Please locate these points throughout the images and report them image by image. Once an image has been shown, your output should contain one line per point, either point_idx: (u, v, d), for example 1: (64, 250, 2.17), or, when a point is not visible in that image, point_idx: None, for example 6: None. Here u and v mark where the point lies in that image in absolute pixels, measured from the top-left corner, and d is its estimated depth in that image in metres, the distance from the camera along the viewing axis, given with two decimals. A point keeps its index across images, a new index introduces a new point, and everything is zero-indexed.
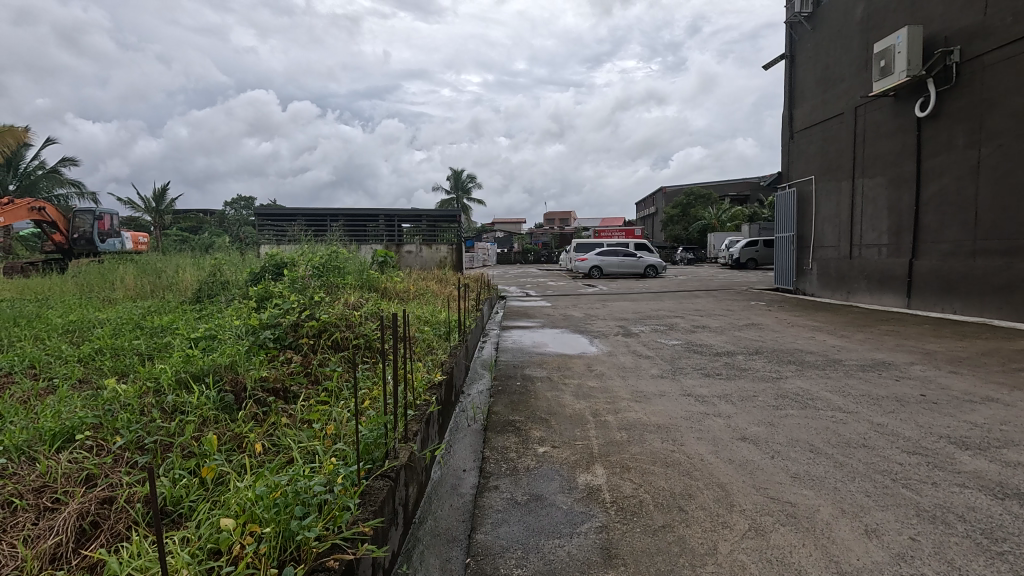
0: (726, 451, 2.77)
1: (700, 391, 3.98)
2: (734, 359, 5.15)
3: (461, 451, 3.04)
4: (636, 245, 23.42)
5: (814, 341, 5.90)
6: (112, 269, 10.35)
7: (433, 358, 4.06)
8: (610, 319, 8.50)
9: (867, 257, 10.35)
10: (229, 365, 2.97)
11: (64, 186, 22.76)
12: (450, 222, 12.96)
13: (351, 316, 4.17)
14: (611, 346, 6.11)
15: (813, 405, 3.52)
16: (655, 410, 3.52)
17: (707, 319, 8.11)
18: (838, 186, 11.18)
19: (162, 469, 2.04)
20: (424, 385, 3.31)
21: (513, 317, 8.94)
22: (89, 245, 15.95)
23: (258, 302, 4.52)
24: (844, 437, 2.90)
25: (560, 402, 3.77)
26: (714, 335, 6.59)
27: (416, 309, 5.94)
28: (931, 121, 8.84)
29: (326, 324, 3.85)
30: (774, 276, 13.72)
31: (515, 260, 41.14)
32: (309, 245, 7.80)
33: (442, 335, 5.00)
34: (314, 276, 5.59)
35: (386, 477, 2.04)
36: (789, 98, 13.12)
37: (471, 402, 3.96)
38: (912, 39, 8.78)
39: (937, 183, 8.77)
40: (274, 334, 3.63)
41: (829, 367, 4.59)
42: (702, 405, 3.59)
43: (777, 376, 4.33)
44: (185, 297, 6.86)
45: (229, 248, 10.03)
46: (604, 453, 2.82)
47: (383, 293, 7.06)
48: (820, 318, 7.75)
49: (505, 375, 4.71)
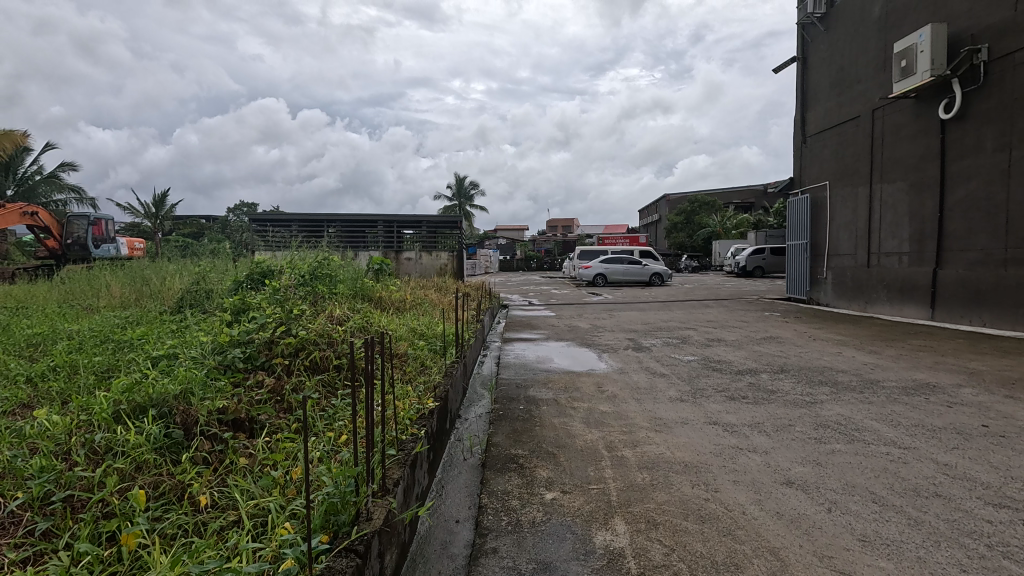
0: (772, 501, 2.30)
1: (728, 418, 3.51)
2: (758, 379, 4.66)
3: (454, 495, 2.59)
4: (641, 253, 22.96)
5: (843, 357, 5.42)
6: (99, 275, 9.94)
7: (425, 380, 3.59)
8: (618, 331, 8.02)
9: (887, 266, 9.88)
10: (183, 394, 2.53)
11: (63, 191, 22.52)
12: (451, 229, 12.56)
13: (332, 332, 3.73)
14: (622, 362, 5.62)
15: (862, 438, 3.04)
16: (679, 443, 3.05)
17: (722, 331, 7.65)
18: (854, 191, 10.73)
19: (65, 540, 1.61)
20: (412, 416, 2.87)
21: (514, 329, 8.48)
22: (83, 251, 15.63)
23: (233, 315, 4.08)
24: (911, 483, 2.43)
25: (569, 432, 3.30)
26: (732, 350, 6.10)
27: (412, 321, 5.49)
28: (957, 123, 8.40)
29: (304, 342, 3.42)
30: (787, 285, 13.20)
31: (517, 267, 40.78)
32: (300, 251, 7.39)
33: (437, 352, 4.55)
34: (298, 286, 5.17)
35: (350, 553, 1.58)
36: (801, 101, 12.72)
37: (468, 430, 3.51)
38: (935, 38, 8.37)
39: (963, 187, 8.32)
40: (244, 352, 3.19)
41: (868, 390, 4.10)
42: (733, 437, 3.13)
43: (813, 401, 3.85)
44: (166, 306, 6.43)
45: (221, 254, 9.61)
46: (625, 503, 2.36)
47: (377, 303, 6.61)
48: (844, 331, 7.26)
49: (507, 397, 4.23)
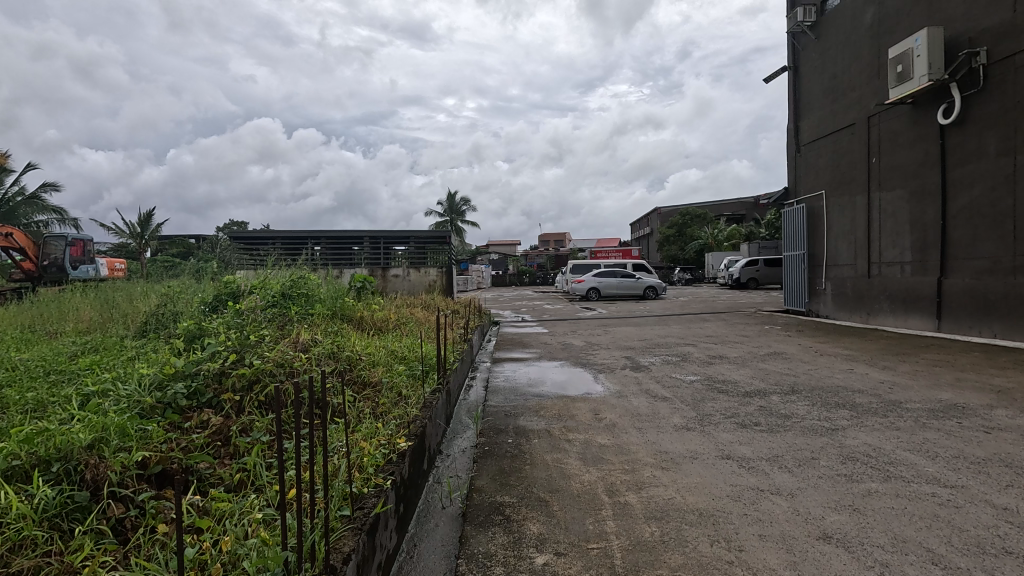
0: (810, 565, 1.89)
1: (741, 451, 3.11)
2: (770, 402, 4.26)
3: (425, 556, 2.17)
4: (634, 266, 22.66)
5: (857, 376, 5.02)
6: (67, 299, 9.44)
7: (400, 415, 3.16)
8: (613, 349, 7.61)
9: (888, 276, 9.59)
10: (95, 445, 2.09)
11: (45, 212, 22.02)
12: (440, 244, 12.18)
13: (294, 359, 3.31)
14: (619, 385, 5.20)
15: (899, 475, 2.65)
16: (690, 484, 2.64)
17: (723, 347, 7.26)
18: (852, 201, 10.48)
19: None
20: (377, 463, 2.44)
21: (505, 348, 8.06)
22: (59, 273, 15.13)
23: (187, 342, 3.67)
24: (973, 537, 2.04)
25: (564, 472, 2.88)
26: (736, 369, 5.70)
27: (392, 343, 5.07)
28: (957, 129, 8.18)
29: (260, 373, 3.00)
30: (785, 296, 12.88)
31: (510, 282, 40.47)
32: (274, 269, 6.95)
33: (417, 378, 4.12)
34: (265, 308, 4.74)
35: None
36: (793, 109, 12.53)
37: (449, 470, 3.08)
38: (932, 42, 8.16)
39: (967, 194, 8.04)
40: (187, 388, 2.79)
41: (893, 413, 3.71)
42: (752, 476, 2.71)
43: (833, 428, 3.46)
44: (128, 331, 5.95)
45: (195, 275, 9.16)
46: (631, 570, 1.94)
47: (358, 324, 6.17)
48: (851, 346, 6.90)
49: (495, 428, 3.81)
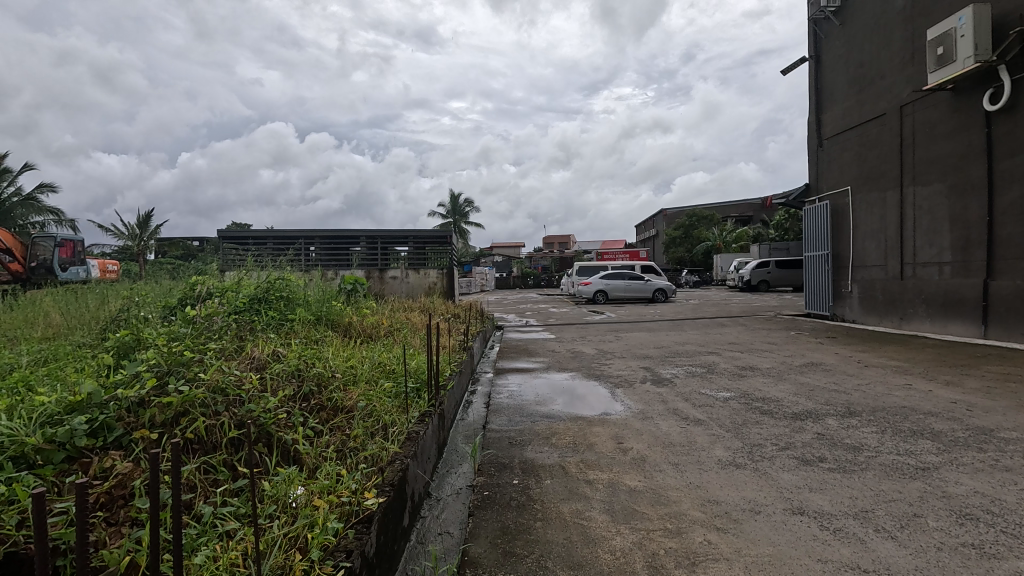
0: None
1: (816, 501, 2.41)
2: (827, 427, 3.54)
3: None
4: (642, 268, 21.92)
5: (919, 394, 4.29)
6: (39, 302, 8.75)
7: (374, 454, 2.45)
8: (629, 358, 6.89)
9: (925, 277, 8.84)
10: None
11: (42, 212, 21.52)
12: (441, 244, 11.52)
13: (241, 382, 2.59)
14: (641, 403, 4.46)
15: None
16: (764, 559, 1.93)
17: (751, 357, 6.53)
18: (882, 197, 9.75)
19: None
20: (329, 540, 1.74)
21: (509, 356, 7.36)
22: (49, 275, 14.49)
23: (117, 355, 3.00)
24: None
25: (586, 534, 2.18)
26: (773, 384, 4.97)
27: (379, 353, 4.39)
28: (1005, 116, 7.46)
29: (190, 404, 2.29)
30: (807, 300, 12.13)
31: (514, 285, 39.47)
32: (252, 270, 6.23)
33: (403, 399, 3.42)
34: (226, 313, 4.07)
35: None
36: (814, 101, 11.81)
37: (436, 526, 2.38)
38: (978, 20, 7.44)
39: (1018, 187, 7.29)
40: (87, 423, 2.08)
41: (992, 447, 2.98)
42: (846, 547, 1.99)
43: (923, 468, 2.74)
44: (84, 337, 5.27)
45: (175, 276, 8.44)
46: None
47: (345, 331, 5.47)
48: (895, 355, 6.16)
49: (497, 463, 3.08)
